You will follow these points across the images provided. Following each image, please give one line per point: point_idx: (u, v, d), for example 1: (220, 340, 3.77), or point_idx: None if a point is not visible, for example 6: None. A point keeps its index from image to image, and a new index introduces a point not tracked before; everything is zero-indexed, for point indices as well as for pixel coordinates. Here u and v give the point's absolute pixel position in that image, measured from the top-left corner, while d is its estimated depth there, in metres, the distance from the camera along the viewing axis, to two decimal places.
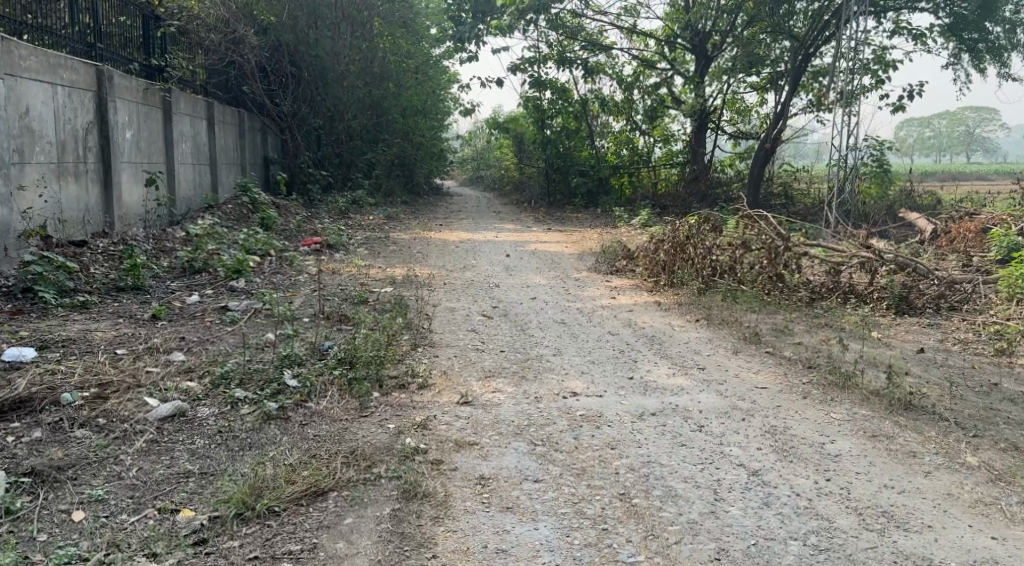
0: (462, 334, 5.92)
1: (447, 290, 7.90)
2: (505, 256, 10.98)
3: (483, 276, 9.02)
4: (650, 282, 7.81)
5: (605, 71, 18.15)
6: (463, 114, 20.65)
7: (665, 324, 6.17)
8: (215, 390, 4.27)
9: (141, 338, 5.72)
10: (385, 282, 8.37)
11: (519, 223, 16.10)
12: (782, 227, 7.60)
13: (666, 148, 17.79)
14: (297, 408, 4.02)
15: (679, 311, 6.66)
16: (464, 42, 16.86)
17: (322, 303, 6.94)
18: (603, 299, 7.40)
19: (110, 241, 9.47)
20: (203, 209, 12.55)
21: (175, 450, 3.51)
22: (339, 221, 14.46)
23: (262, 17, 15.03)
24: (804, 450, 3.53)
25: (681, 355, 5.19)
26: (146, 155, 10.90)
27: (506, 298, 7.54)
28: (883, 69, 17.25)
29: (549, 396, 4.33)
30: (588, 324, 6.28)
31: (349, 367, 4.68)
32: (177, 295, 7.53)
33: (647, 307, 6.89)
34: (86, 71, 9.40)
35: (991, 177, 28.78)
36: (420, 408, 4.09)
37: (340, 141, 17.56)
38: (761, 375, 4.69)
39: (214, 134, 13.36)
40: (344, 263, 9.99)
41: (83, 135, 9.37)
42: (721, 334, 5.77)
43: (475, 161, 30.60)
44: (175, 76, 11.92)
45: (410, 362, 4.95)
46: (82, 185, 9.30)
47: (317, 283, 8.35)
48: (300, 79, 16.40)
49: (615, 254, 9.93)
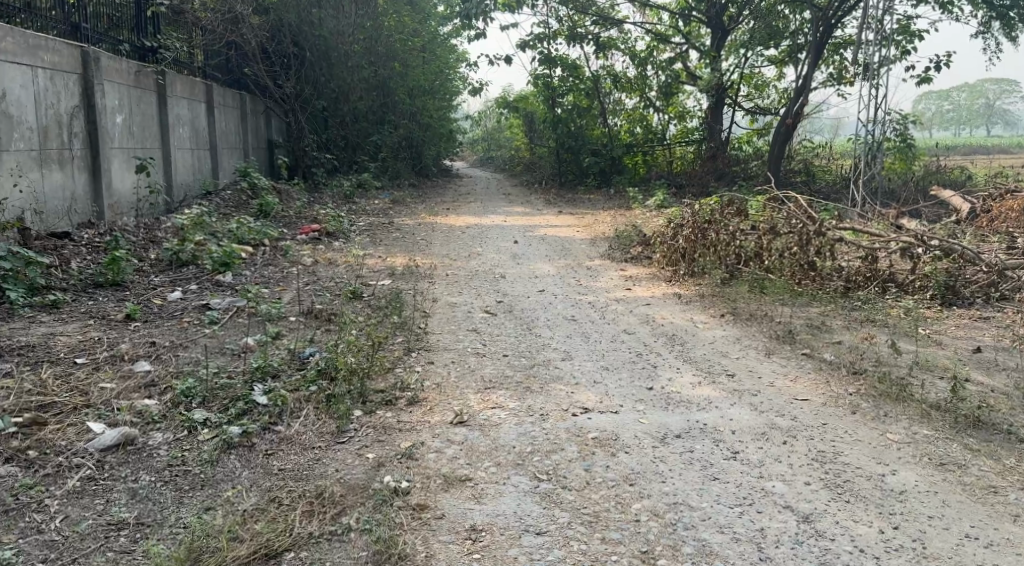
0: (463, 335, 5.35)
1: (449, 282, 7.34)
2: (513, 242, 10.39)
3: (489, 265, 8.43)
4: (669, 271, 7.21)
5: (617, 47, 17.45)
6: (472, 94, 20.03)
7: (686, 321, 5.59)
8: (173, 410, 3.73)
9: (106, 344, 5.19)
10: (384, 274, 7.80)
11: (530, 205, 15.51)
12: (812, 209, 6.94)
13: (682, 125, 17.12)
14: (265, 434, 3.48)
15: (701, 304, 6.07)
16: (471, 19, 16.19)
17: (312, 300, 6.40)
18: (617, 291, 6.81)
19: (97, 232, 8.95)
20: (201, 196, 12.01)
21: (113, 491, 3.02)
22: (342, 206, 13.88)
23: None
24: (859, 487, 2.96)
25: (704, 358, 4.62)
26: (139, 140, 10.34)
27: (512, 290, 6.98)
28: (909, 40, 16.45)
29: (556, 413, 3.74)
30: (601, 322, 5.71)
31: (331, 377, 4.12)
32: (158, 291, 7.01)
33: (665, 300, 6.31)
34: (69, 52, 8.84)
35: (1015, 151, 27.81)
36: (407, 432, 3.52)
37: (343, 123, 16.92)
38: (800, 383, 4.10)
39: (214, 117, 12.79)
40: (342, 252, 9.43)
41: (68, 120, 8.82)
42: (750, 332, 5.17)
43: (485, 141, 29.94)
44: (168, 56, 11.32)
45: (402, 371, 4.38)
46: (68, 173, 8.78)
47: (312, 276, 7.80)
48: (304, 59, 15.76)
49: (630, 240, 9.34)
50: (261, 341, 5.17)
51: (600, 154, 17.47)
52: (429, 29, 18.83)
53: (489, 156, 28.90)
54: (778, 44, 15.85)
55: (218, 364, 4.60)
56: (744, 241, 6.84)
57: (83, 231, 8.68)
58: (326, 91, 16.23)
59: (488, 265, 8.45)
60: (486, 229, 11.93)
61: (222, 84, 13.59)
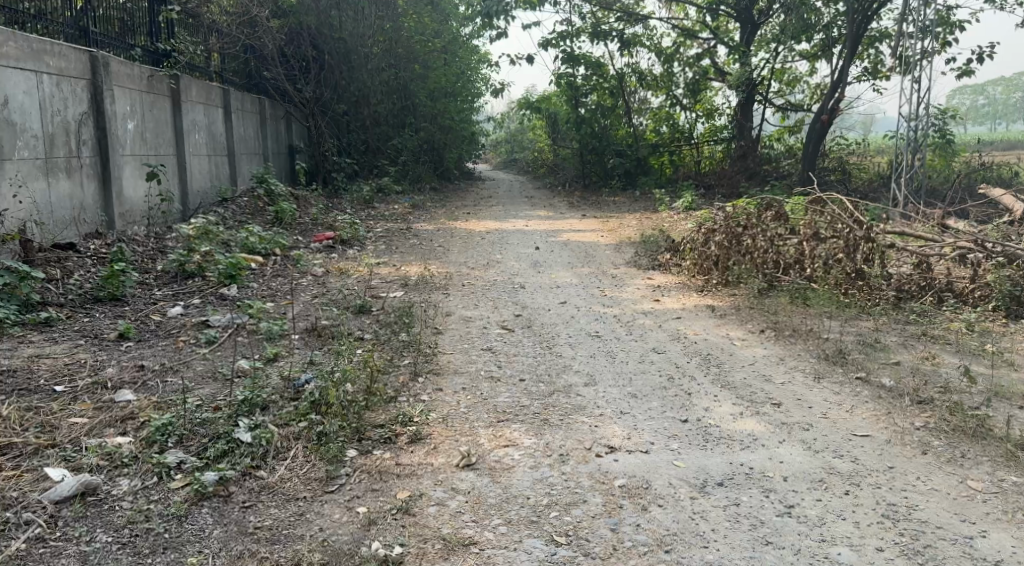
0: (477, 356, 4.91)
1: (465, 294, 6.92)
2: (535, 248, 9.95)
3: (508, 274, 8.00)
4: (700, 280, 6.71)
5: (642, 44, 16.94)
6: (494, 95, 19.62)
7: (723, 338, 5.10)
8: (146, 450, 3.31)
9: (91, 368, 4.78)
10: (397, 285, 7.40)
11: (552, 208, 15.06)
12: (858, 211, 6.42)
13: (710, 123, 16.56)
14: (244, 481, 3.06)
15: (738, 318, 5.58)
16: (492, 18, 15.79)
17: (319, 317, 6.00)
18: (645, 303, 6.31)
19: (105, 242, 8.59)
20: (217, 202, 11.67)
21: (62, 557, 2.64)
22: (360, 212, 13.52)
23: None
24: (944, 555, 2.53)
25: (743, 385, 4.13)
26: (151, 146, 10.00)
27: (532, 302, 6.53)
28: (948, 31, 15.78)
29: (578, 454, 3.24)
30: (627, 340, 5.22)
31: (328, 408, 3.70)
32: (160, 306, 6.64)
33: (699, 314, 5.80)
34: (77, 57, 8.50)
35: None
36: (406, 477, 3.07)
37: (364, 126, 16.57)
38: (857, 415, 3.60)
39: (231, 122, 12.45)
40: (356, 261, 9.04)
41: (76, 127, 8.49)
42: (795, 352, 4.68)
43: (508, 144, 29.47)
44: (182, 60, 10.99)
45: (409, 402, 3.94)
46: (76, 182, 8.43)
47: (322, 288, 7.41)
48: (323, 62, 15.46)
49: (658, 245, 8.86)
50: (259, 366, 4.77)
51: (625, 155, 16.96)
52: (450, 30, 18.44)
53: (512, 158, 28.47)
54: (810, 38, 15.29)
55: (205, 396, 4.17)
56: (784, 248, 6.34)
57: (90, 242, 8.33)
58: (346, 95, 15.90)
59: (507, 274, 8.01)
60: (507, 234, 11.51)
61: (240, 88, 13.26)
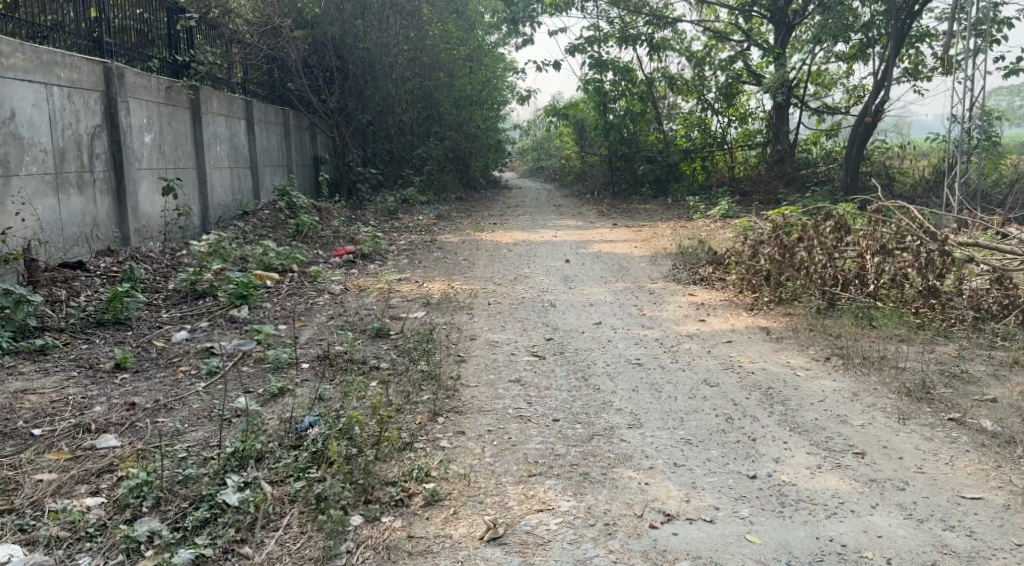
0: (505, 389, 4.38)
1: (490, 314, 6.41)
2: (566, 261, 9.41)
3: (537, 290, 7.48)
4: (750, 297, 6.23)
5: (672, 48, 16.36)
6: (521, 102, 19.14)
7: (784, 368, 4.54)
8: (117, 518, 2.86)
9: (77, 406, 4.30)
10: (418, 304, 6.91)
11: (582, 217, 14.53)
12: (926, 221, 5.83)
13: (744, 127, 15.98)
14: (227, 562, 2.65)
15: (796, 344, 5.02)
16: (518, 24, 15.37)
17: (333, 343, 5.52)
18: (690, 325, 5.72)
19: (117, 260, 8.15)
20: (239, 216, 11.25)
21: None
22: (384, 224, 13.06)
23: (305, 8, 13.80)
24: None
25: (815, 430, 3.59)
26: (169, 159, 9.58)
27: (565, 323, 6.01)
28: (994, 29, 15.08)
29: (627, 525, 2.80)
30: (673, 369, 4.64)
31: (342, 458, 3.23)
32: (165, 330, 6.18)
33: (754, 340, 5.21)
34: (90, 69, 8.09)
35: None
36: (425, 555, 2.68)
37: (389, 136, 16.13)
38: (960, 470, 3.15)
39: (254, 134, 12.06)
40: (377, 276, 8.58)
41: (89, 141, 8.08)
42: (870, 385, 4.17)
43: (535, 152, 28.93)
44: (202, 71, 10.60)
45: (429, 449, 3.44)
46: (88, 198, 8.01)
47: (339, 308, 6.93)
48: (347, 71, 15.08)
49: (698, 258, 8.28)
50: (264, 404, 4.27)
51: (656, 161, 16.38)
52: (477, 38, 17.83)
53: (539, 166, 27.99)
54: (848, 39, 14.62)
55: (196, 446, 3.65)
56: (842, 262, 5.88)
57: (101, 260, 7.90)
58: (371, 104, 15.50)
59: (536, 290, 7.50)
60: (535, 245, 11.03)
61: (263, 99, 12.88)
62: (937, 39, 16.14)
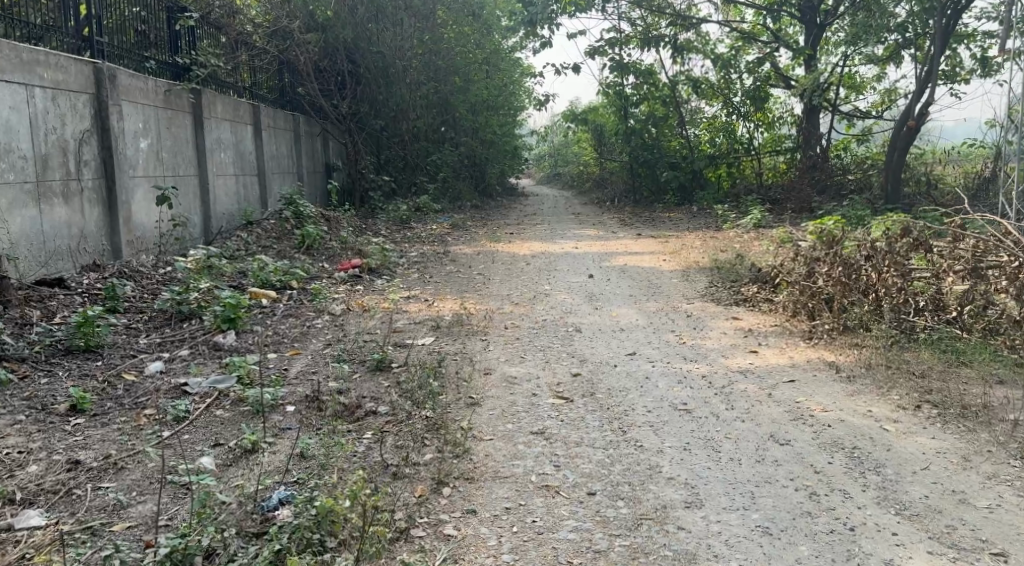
0: (527, 444, 3.59)
1: (507, 342, 5.62)
2: (589, 276, 8.61)
3: (560, 311, 6.71)
4: (808, 325, 5.46)
5: (697, 50, 15.56)
6: (538, 107, 18.37)
7: (866, 421, 3.75)
8: None
9: (7, 470, 3.51)
10: (426, 328, 6.14)
11: (603, 226, 13.76)
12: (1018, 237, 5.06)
13: (771, 133, 15.02)
14: None
15: (873, 387, 4.24)
16: (536, 26, 14.62)
17: (326, 380, 4.76)
18: (743, 360, 4.91)
19: (104, 275, 7.27)
20: (242, 225, 10.49)
21: None
22: (395, 234, 12.31)
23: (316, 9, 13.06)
24: None
25: (930, 514, 2.87)
26: (166, 166, 8.81)
27: (593, 353, 5.23)
28: None
29: None
30: (730, 420, 3.85)
31: (317, 555, 2.62)
32: (138, 360, 5.43)
33: (822, 382, 4.40)
34: (78, 69, 7.31)
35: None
36: None
37: (403, 142, 15.37)
38: None
39: (261, 141, 11.35)
40: (382, 294, 7.83)
41: (77, 146, 7.28)
42: (982, 444, 3.40)
43: (553, 158, 28.22)
44: (204, 73, 9.85)
45: (438, 544, 2.76)
46: (75, 208, 7.20)
47: (337, 333, 6.16)
48: (359, 75, 14.35)
49: (736, 274, 7.47)
50: (238, 468, 3.51)
51: (680, 167, 15.61)
52: (494, 42, 17.11)
53: (556, 173, 27.24)
54: (886, 39, 13.75)
55: (133, 537, 2.89)
56: (918, 284, 5.13)
57: (86, 275, 7.04)
58: (384, 109, 14.77)
59: (558, 311, 6.72)
60: (555, 258, 10.25)
61: (272, 104, 12.17)
62: (977, 40, 15.28)
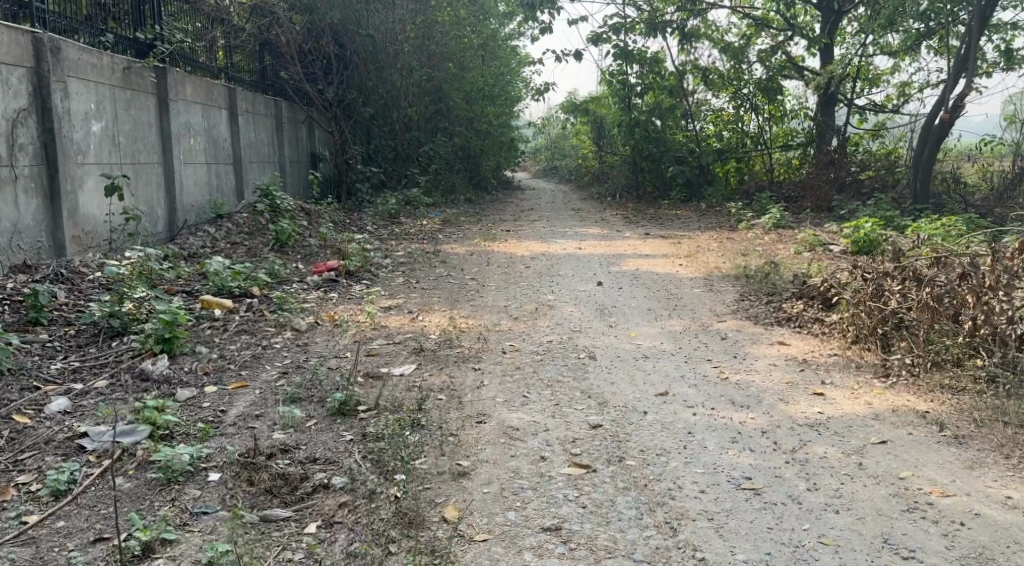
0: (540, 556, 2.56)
1: (506, 373, 4.53)
2: (597, 283, 7.51)
3: (567, 329, 5.62)
4: (881, 357, 4.38)
5: (706, 38, 14.42)
6: (536, 98, 17.19)
7: (1012, 518, 2.75)
8: None
9: None
10: (407, 351, 5.04)
11: (605, 224, 12.68)
12: None
13: (781, 126, 13.98)
14: None
15: (995, 458, 3.17)
16: (535, 9, 13.45)
17: (270, 431, 3.65)
18: (809, 408, 3.81)
19: (35, 275, 5.88)
20: (213, 218, 9.25)
21: None
22: (381, 230, 11.17)
23: None
24: None
25: None
26: (125, 155, 7.51)
27: (614, 392, 4.13)
28: None
29: None
30: (818, 512, 2.79)
31: None
32: (40, 395, 4.26)
33: (925, 446, 3.32)
34: (12, 38, 5.92)
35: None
36: None
37: (392, 130, 14.21)
38: None
39: (237, 126, 10.13)
40: (358, 302, 6.74)
41: (10, 127, 5.90)
42: None
43: (549, 152, 27.10)
44: (171, 49, 8.63)
45: None
46: (5, 198, 5.83)
47: (299, 355, 5.05)
48: (347, 59, 13.15)
49: (772, 288, 6.38)
50: None
51: (686, 162, 14.51)
52: (490, 27, 15.97)
53: (552, 166, 26.11)
54: (908, 28, 12.62)
55: None
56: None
57: (11, 278, 5.65)
58: (373, 96, 13.63)
59: (564, 329, 5.63)
60: (557, 260, 9.14)
61: (250, 87, 10.97)
62: (1004, 30, 14.25)
